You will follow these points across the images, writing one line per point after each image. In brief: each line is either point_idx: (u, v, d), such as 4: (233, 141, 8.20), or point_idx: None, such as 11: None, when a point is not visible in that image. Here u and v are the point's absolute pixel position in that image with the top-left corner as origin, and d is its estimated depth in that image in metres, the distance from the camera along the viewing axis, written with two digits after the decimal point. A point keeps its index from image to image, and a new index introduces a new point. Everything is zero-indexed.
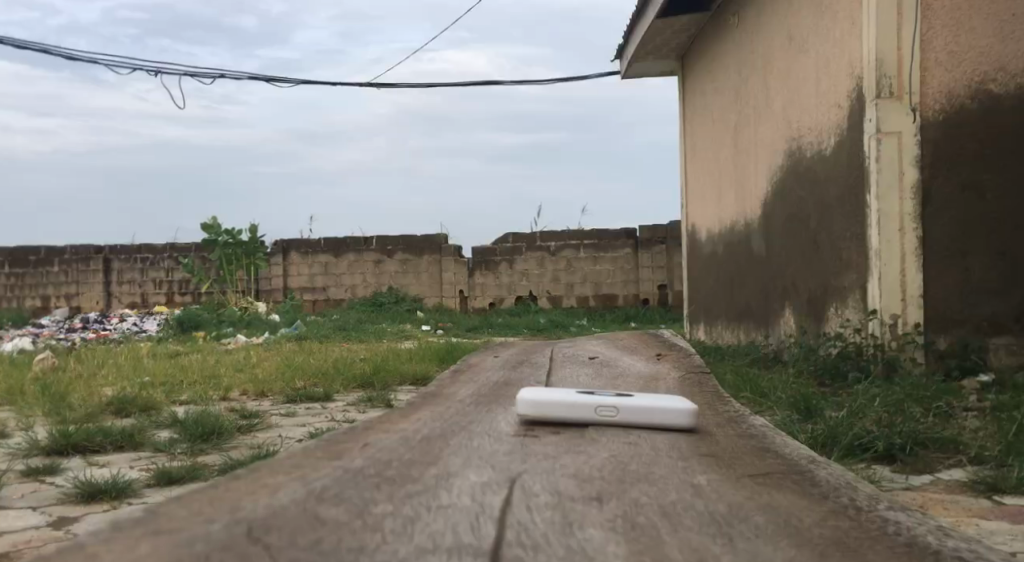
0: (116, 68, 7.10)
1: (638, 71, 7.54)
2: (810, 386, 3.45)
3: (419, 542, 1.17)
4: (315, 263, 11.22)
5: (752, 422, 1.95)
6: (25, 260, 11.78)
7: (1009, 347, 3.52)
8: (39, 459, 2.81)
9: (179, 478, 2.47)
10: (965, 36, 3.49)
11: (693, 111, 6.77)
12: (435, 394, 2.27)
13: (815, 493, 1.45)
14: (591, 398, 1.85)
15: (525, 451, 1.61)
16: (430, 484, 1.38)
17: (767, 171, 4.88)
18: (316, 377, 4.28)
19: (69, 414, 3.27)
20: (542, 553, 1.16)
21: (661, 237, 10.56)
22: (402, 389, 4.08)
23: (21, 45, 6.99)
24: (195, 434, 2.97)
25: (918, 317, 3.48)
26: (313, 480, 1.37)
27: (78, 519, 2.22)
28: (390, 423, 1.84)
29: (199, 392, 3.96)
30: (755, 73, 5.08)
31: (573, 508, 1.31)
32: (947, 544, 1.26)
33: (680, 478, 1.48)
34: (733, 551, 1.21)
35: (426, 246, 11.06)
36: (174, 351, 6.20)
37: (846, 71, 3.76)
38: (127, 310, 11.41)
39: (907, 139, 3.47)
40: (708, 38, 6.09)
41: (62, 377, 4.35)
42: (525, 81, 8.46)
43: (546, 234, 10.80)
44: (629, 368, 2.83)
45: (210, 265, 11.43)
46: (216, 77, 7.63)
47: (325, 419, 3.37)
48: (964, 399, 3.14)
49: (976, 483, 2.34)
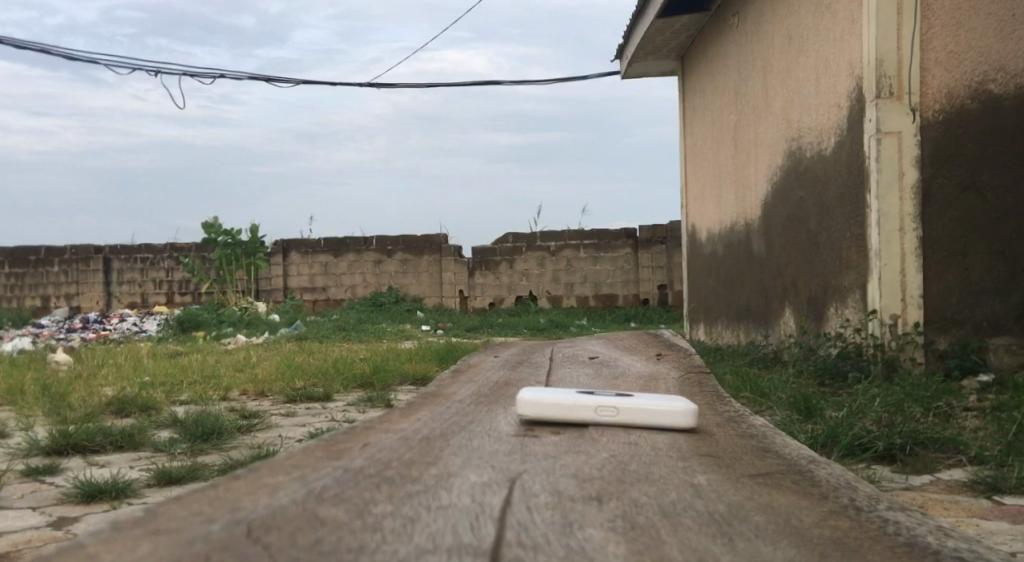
0: (116, 68, 7.65)
1: (638, 71, 7.55)
2: (810, 385, 3.44)
3: (419, 542, 1.17)
4: (315, 263, 11.23)
5: (752, 422, 1.95)
6: (25, 260, 11.75)
7: (1009, 347, 3.52)
8: (38, 459, 2.81)
9: (180, 478, 2.47)
10: (965, 36, 3.49)
11: (693, 111, 6.76)
12: (435, 394, 2.27)
13: (815, 493, 1.45)
14: (591, 398, 1.85)
15: (525, 451, 1.61)
16: (429, 484, 1.38)
17: (767, 170, 4.87)
18: (315, 377, 4.29)
19: (69, 414, 3.27)
20: (542, 552, 1.15)
21: (661, 237, 10.54)
22: (402, 389, 4.08)
23: (22, 45, 7.02)
24: (195, 434, 2.97)
25: (918, 316, 3.48)
26: (313, 480, 1.37)
27: (78, 520, 2.22)
28: (390, 423, 1.84)
29: (198, 392, 3.96)
30: (754, 73, 5.07)
31: (573, 508, 1.31)
32: (947, 544, 1.26)
33: (680, 478, 1.48)
34: (733, 551, 1.20)
35: (426, 246, 11.06)
36: (174, 351, 6.20)
37: (846, 71, 3.76)
38: (127, 310, 11.41)
39: (907, 139, 3.47)
40: (708, 38, 6.09)
41: (61, 377, 4.35)
42: (522, 82, 9.12)
43: (546, 234, 10.80)
44: (629, 368, 2.83)
45: (210, 266, 11.45)
46: (215, 77, 8.20)
47: (325, 419, 3.38)
48: (964, 399, 3.14)
49: (977, 483, 2.35)
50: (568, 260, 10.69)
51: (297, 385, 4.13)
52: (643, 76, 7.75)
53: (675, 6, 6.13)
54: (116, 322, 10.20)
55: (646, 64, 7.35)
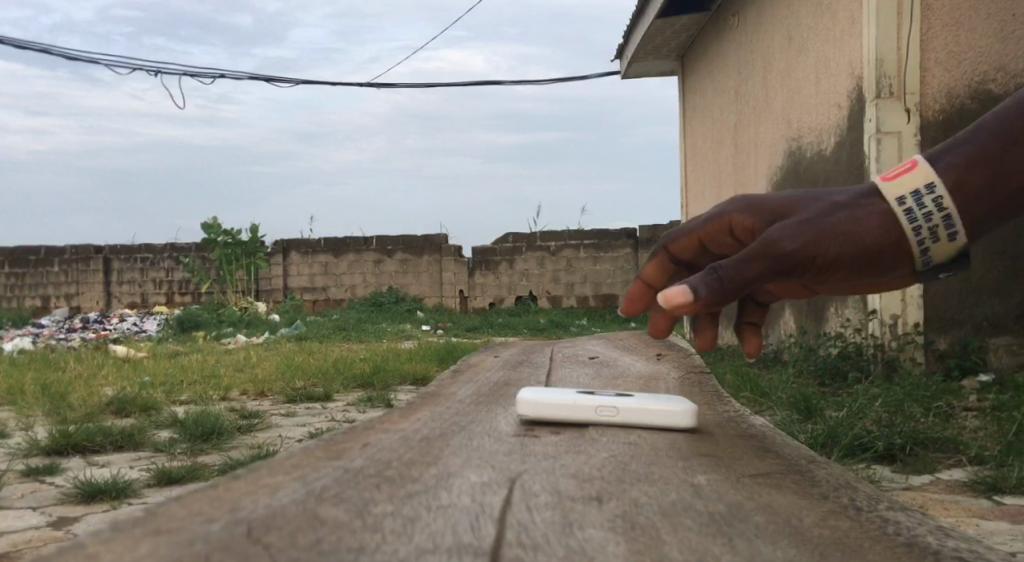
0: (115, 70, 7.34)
1: (638, 71, 7.57)
2: (810, 385, 3.43)
3: (419, 542, 1.16)
4: (315, 263, 11.23)
5: (752, 423, 1.95)
6: (25, 260, 11.71)
7: (1009, 347, 3.52)
8: (38, 459, 2.81)
9: (180, 478, 2.47)
10: (965, 36, 3.49)
11: (694, 111, 6.77)
12: (437, 394, 2.28)
13: (815, 493, 1.45)
14: (592, 397, 1.84)
15: (525, 451, 1.61)
16: (429, 484, 1.38)
17: (767, 170, 4.88)
18: (315, 377, 4.29)
19: (69, 414, 3.27)
20: (542, 553, 1.15)
21: (661, 238, 10.53)
22: (402, 389, 4.08)
23: (21, 44, 7.05)
24: (195, 434, 2.97)
25: (918, 316, 3.50)
26: (314, 480, 1.37)
27: (78, 520, 2.22)
28: (389, 423, 1.84)
29: (198, 392, 3.96)
30: (754, 73, 5.08)
31: (573, 508, 1.31)
32: (948, 544, 1.26)
33: (680, 478, 1.48)
34: (733, 551, 1.20)
35: (426, 246, 11.05)
36: (174, 351, 6.19)
37: (846, 71, 3.77)
38: (127, 310, 11.42)
39: (907, 139, 3.48)
40: (708, 38, 6.09)
41: (60, 377, 4.35)
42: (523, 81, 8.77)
43: (546, 234, 10.80)
44: (630, 369, 2.83)
45: (210, 265, 11.47)
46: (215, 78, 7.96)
47: (325, 419, 3.38)
48: (964, 399, 3.16)
49: (977, 483, 2.34)
50: (568, 260, 10.69)
51: (297, 385, 4.12)
52: (643, 77, 7.76)
53: (676, 6, 6.13)
54: (116, 322, 10.20)
55: (647, 64, 7.36)
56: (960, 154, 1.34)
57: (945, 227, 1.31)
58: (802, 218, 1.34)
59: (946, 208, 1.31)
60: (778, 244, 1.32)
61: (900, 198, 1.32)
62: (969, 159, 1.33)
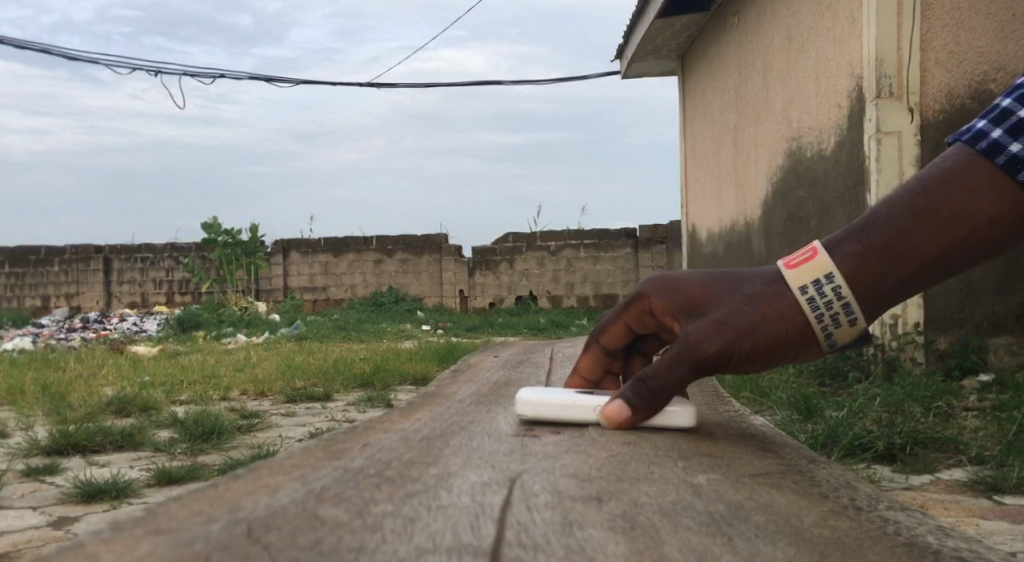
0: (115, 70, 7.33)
1: (638, 70, 7.57)
2: (810, 385, 3.43)
3: (419, 542, 1.16)
4: (315, 263, 11.23)
5: (753, 422, 1.95)
6: (25, 260, 11.71)
7: (1009, 347, 3.51)
8: (38, 459, 2.81)
9: (180, 477, 2.47)
10: (965, 36, 3.47)
11: (694, 111, 6.76)
12: (436, 394, 2.28)
13: (814, 493, 1.45)
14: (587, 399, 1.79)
15: (525, 451, 1.61)
16: (429, 484, 1.38)
17: (767, 170, 4.88)
18: (315, 377, 4.29)
19: (69, 415, 3.27)
20: (542, 553, 1.15)
21: (661, 237, 10.53)
22: (402, 389, 4.08)
23: (20, 43, 7.06)
24: (195, 434, 2.97)
25: (918, 316, 3.51)
26: (313, 480, 1.37)
27: (78, 520, 2.22)
28: (389, 423, 1.84)
29: (199, 392, 3.96)
30: (755, 72, 5.08)
31: (572, 508, 1.31)
32: (948, 544, 1.25)
33: (680, 477, 1.48)
34: (732, 551, 1.20)
35: (427, 246, 11.05)
36: (174, 351, 6.19)
37: (846, 70, 3.77)
38: (127, 310, 11.42)
39: (907, 139, 3.48)
40: (708, 38, 6.09)
41: (60, 377, 4.35)
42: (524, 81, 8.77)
43: (546, 234, 10.80)
44: None
45: (210, 265, 11.47)
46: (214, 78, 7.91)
47: (325, 419, 3.38)
48: (964, 399, 3.16)
49: (977, 483, 2.34)
50: (568, 260, 10.68)
51: (297, 385, 4.12)
52: (643, 76, 7.76)
53: (676, 6, 6.13)
54: (116, 322, 10.20)
55: (647, 64, 7.35)
56: (858, 242, 1.33)
57: (845, 314, 1.34)
58: (721, 317, 1.41)
59: (845, 297, 1.32)
60: (700, 349, 1.40)
61: (803, 287, 1.36)
62: (866, 247, 1.31)
